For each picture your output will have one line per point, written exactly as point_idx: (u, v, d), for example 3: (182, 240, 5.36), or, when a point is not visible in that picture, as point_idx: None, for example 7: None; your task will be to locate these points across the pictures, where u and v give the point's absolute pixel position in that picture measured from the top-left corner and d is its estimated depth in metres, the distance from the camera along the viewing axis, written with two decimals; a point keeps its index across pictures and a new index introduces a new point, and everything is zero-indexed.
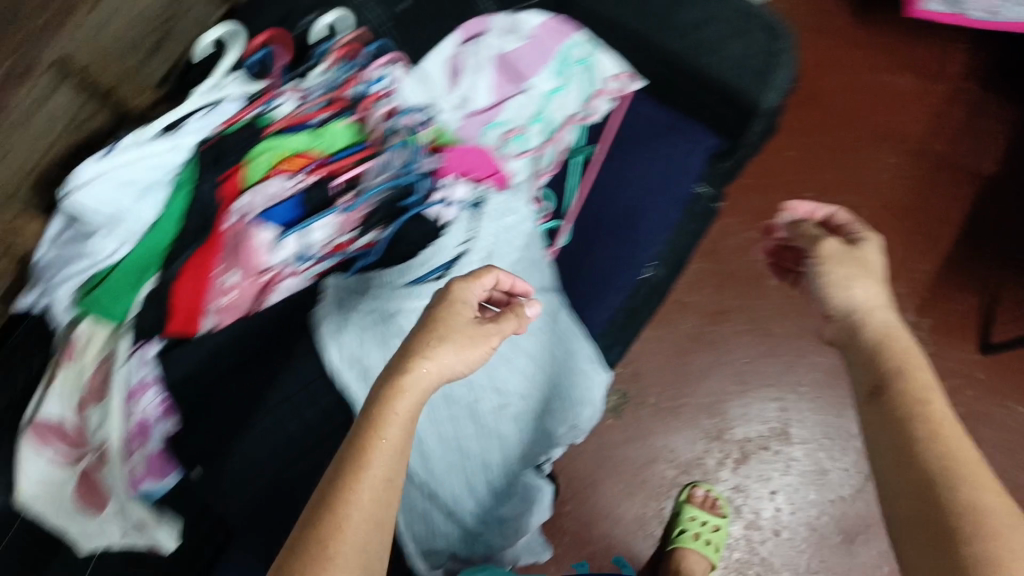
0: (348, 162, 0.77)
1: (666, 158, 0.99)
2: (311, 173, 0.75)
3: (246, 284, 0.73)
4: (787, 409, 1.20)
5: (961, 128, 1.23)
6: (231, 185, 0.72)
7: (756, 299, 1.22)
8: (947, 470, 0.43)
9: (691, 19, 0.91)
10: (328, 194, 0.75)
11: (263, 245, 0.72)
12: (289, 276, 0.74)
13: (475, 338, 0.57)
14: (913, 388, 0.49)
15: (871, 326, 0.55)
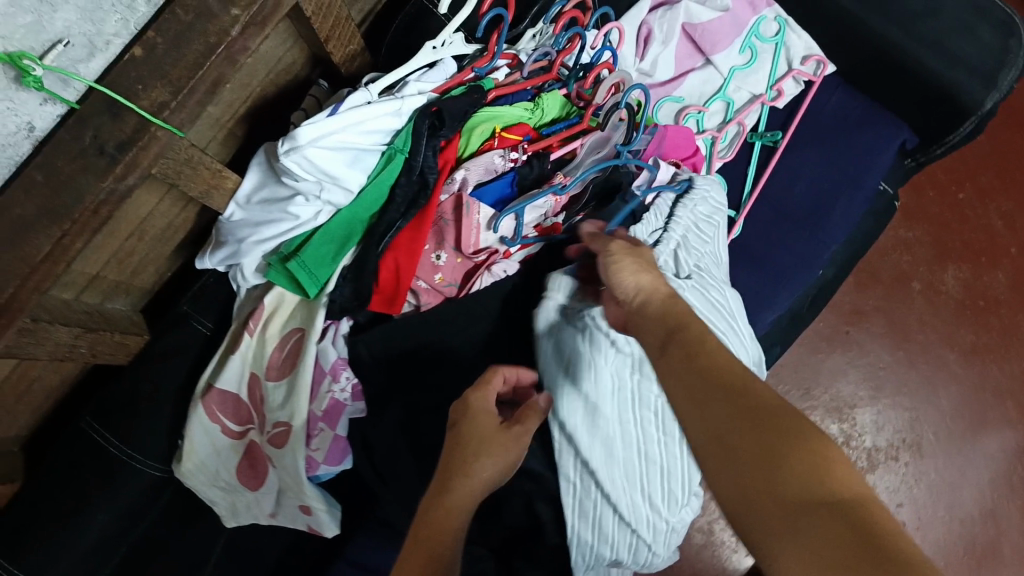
0: (564, 137, 0.71)
1: (856, 155, 0.93)
2: (527, 149, 0.68)
3: (453, 264, 0.67)
4: (917, 420, 1.14)
5: None
6: (449, 154, 0.67)
7: (899, 304, 1.17)
8: (795, 436, 0.37)
9: (918, 7, 0.83)
10: (546, 169, 0.69)
11: (480, 223, 0.66)
12: (499, 263, 0.67)
13: (513, 440, 0.51)
14: (717, 370, 0.42)
15: (658, 313, 0.48)
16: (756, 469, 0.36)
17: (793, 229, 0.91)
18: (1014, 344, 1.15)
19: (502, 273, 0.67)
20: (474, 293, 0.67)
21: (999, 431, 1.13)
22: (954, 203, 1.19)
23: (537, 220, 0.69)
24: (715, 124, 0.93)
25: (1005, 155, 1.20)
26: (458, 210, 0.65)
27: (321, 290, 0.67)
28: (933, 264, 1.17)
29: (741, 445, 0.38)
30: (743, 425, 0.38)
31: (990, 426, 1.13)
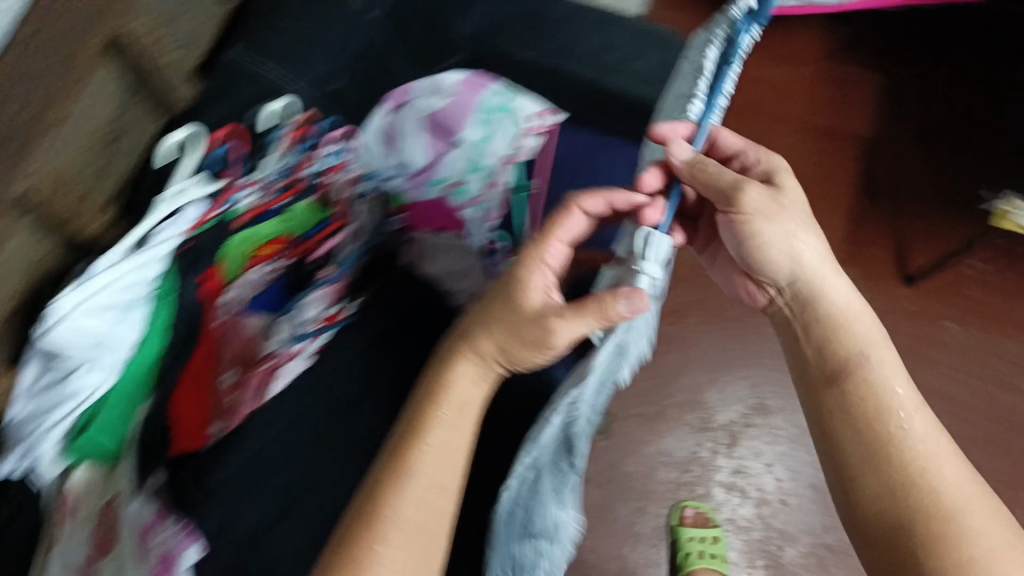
0: (322, 238, 0.79)
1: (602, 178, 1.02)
2: (287, 257, 0.77)
3: (248, 377, 0.73)
4: (755, 385, 1.27)
5: (830, 100, 1.38)
6: (213, 283, 0.71)
7: (704, 293, 1.32)
8: (873, 467, 0.59)
9: (595, 46, 0.99)
10: (309, 270, 0.78)
11: (257, 333, 0.74)
12: (287, 362, 0.75)
13: (529, 334, 0.63)
14: (867, 398, 0.61)
15: (849, 336, 0.64)
16: (870, 477, 0.59)
17: None
18: None
19: (291, 373, 0.76)
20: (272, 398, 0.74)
21: None
22: None
23: (315, 316, 0.77)
24: None
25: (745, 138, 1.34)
26: (236, 327, 0.73)
27: (126, 445, 0.70)
28: None
29: (866, 464, 0.60)
30: (866, 447, 0.60)
31: None
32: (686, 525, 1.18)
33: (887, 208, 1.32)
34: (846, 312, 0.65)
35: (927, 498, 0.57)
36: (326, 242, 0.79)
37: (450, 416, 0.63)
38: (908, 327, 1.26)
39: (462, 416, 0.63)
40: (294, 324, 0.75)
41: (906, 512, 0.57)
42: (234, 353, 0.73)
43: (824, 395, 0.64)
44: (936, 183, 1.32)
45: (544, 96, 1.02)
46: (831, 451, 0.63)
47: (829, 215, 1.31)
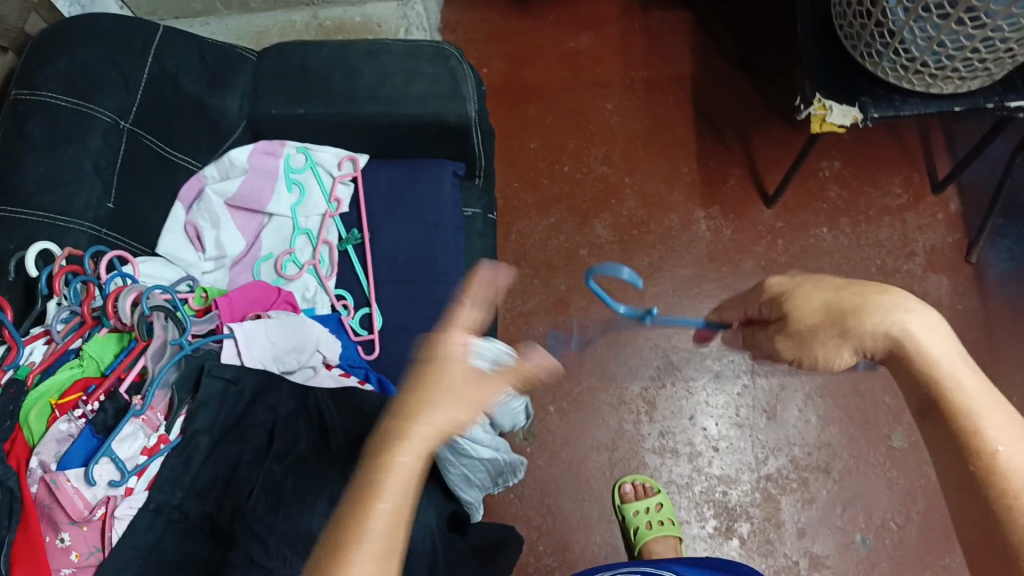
0: (125, 367, 0.78)
1: (421, 204, 1.05)
2: (91, 400, 0.76)
3: (81, 530, 0.71)
4: (659, 344, 1.25)
5: (644, 53, 1.39)
6: (19, 451, 0.72)
7: (583, 271, 1.30)
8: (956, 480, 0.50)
9: (371, 81, 1.00)
10: (122, 402, 0.76)
11: (77, 485, 0.71)
12: (121, 505, 0.72)
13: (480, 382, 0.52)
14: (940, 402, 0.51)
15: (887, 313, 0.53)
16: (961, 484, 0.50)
17: (417, 289, 1.02)
18: (682, 241, 1.30)
19: (130, 511, 0.72)
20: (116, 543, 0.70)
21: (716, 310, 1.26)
22: (564, 176, 1.34)
23: (140, 446, 0.75)
24: (309, 253, 1.03)
25: (573, 113, 1.37)
26: (55, 485, 0.70)
27: None
28: (582, 226, 1.32)
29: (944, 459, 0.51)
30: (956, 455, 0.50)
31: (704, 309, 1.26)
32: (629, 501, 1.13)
33: (727, 136, 1.33)
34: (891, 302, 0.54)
35: (1010, 503, 0.47)
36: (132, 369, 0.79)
37: (383, 526, 0.46)
38: (782, 243, 1.28)
39: (421, 463, 0.49)
40: (115, 464, 0.73)
41: (983, 515, 0.48)
42: (58, 513, 0.70)
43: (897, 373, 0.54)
44: (764, 101, 1.35)
45: (337, 146, 1.07)
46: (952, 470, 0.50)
47: (677, 160, 1.33)
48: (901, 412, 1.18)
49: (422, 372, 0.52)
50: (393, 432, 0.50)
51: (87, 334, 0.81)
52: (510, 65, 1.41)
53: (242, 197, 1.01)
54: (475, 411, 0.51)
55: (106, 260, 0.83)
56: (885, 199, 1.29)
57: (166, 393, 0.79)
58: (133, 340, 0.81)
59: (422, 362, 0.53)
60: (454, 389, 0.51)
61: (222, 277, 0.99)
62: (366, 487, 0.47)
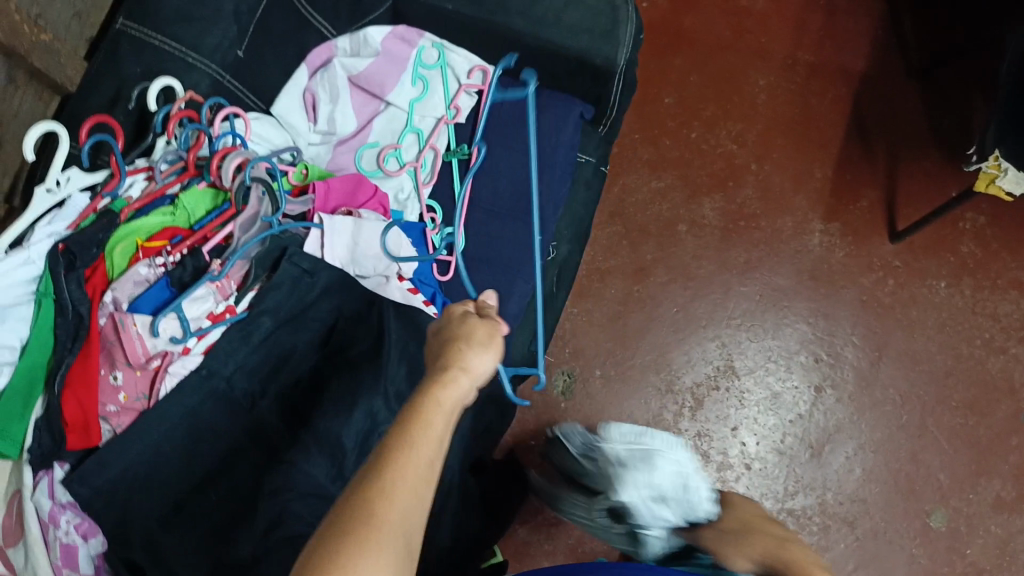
0: (210, 231, 0.80)
1: (539, 137, 1.01)
2: (173, 252, 0.77)
3: (135, 374, 0.74)
4: (727, 344, 1.20)
5: (818, 36, 1.27)
6: (97, 280, 0.75)
7: (675, 246, 1.23)
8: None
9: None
10: (200, 263, 0.78)
11: (142, 332, 0.73)
12: (175, 363, 0.75)
13: (497, 334, 0.55)
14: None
15: None
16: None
17: (509, 225, 1.00)
18: (788, 248, 1.22)
19: (182, 370, 0.75)
20: (161, 398, 0.74)
21: (796, 330, 1.20)
22: (690, 144, 1.25)
23: (207, 310, 0.77)
24: (413, 154, 1.00)
25: (721, 80, 1.27)
26: (121, 325, 0.73)
27: (22, 447, 0.72)
28: (690, 200, 1.24)
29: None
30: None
31: (784, 325, 1.20)
32: None
33: (874, 154, 1.22)
34: None
35: None
36: (218, 232, 0.80)
37: (425, 457, 0.47)
38: (891, 285, 1.19)
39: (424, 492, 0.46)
40: (179, 321, 0.75)
41: None
42: (118, 352, 0.74)
43: None
44: (929, 129, 1.22)
45: (472, 51, 1.01)
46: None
47: (812, 163, 1.23)
48: (948, 492, 1.13)
49: (433, 384, 0.50)
50: (400, 436, 0.47)
51: (187, 184, 0.82)
52: (672, 6, 1.29)
53: (366, 79, 0.98)
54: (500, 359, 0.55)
55: (224, 115, 0.82)
56: (1016, 273, 1.18)
57: (243, 264, 0.79)
58: (226, 203, 0.81)
59: (432, 374, 0.51)
60: (481, 327, 0.54)
61: (325, 152, 0.97)
62: (388, 453, 0.46)
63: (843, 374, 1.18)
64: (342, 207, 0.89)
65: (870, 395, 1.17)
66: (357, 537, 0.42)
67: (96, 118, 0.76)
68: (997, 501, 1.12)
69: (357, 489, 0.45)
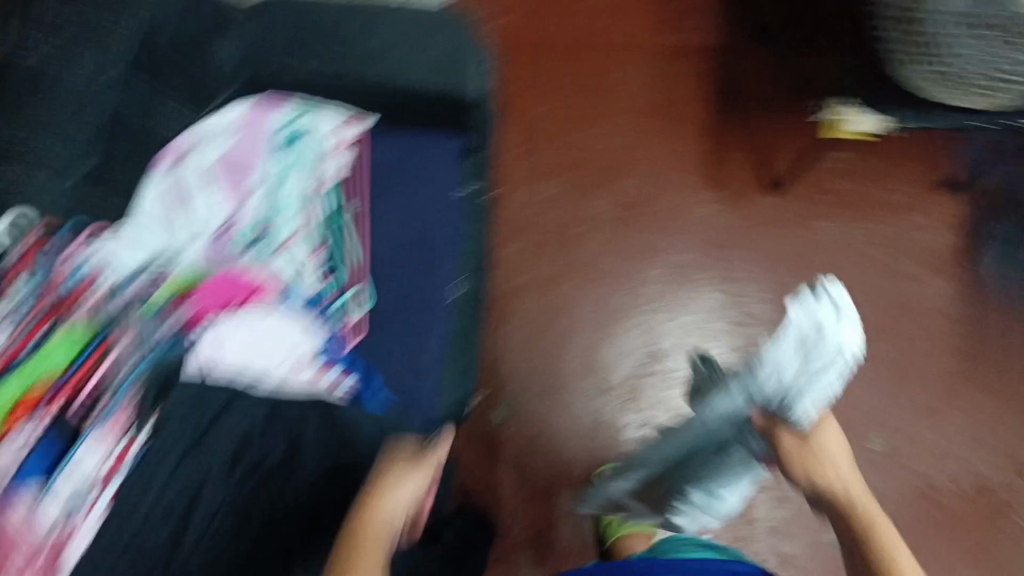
0: (80, 381, 0.81)
1: (419, 179, 0.94)
2: (48, 410, 0.80)
3: (31, 559, 0.76)
4: (650, 331, 1.23)
5: (662, 19, 1.32)
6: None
7: (576, 250, 1.24)
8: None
9: (376, 47, 0.96)
10: (74, 417, 0.80)
11: (35, 495, 0.77)
12: (80, 523, 0.78)
13: (404, 468, 0.85)
14: (883, 543, 0.76)
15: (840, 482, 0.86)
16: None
17: (408, 281, 0.92)
18: (682, 224, 1.26)
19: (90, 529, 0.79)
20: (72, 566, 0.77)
21: (708, 300, 1.24)
22: (568, 147, 1.27)
23: (97, 461, 0.80)
24: (297, 225, 0.92)
25: (582, 79, 1.30)
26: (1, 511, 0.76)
27: None
28: (581, 200, 1.26)
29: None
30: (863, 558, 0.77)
31: (697, 295, 1.24)
32: None
33: (737, 119, 1.28)
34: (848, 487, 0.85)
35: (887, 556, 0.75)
36: (91, 377, 0.82)
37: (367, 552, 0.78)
38: (783, 236, 1.25)
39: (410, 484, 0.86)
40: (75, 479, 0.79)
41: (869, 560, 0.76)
42: (11, 534, 0.76)
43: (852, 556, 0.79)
44: (781, 84, 1.29)
45: (343, 104, 0.95)
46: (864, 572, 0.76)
47: (683, 139, 1.28)
48: (882, 415, 1.19)
49: (370, 495, 0.83)
50: (355, 524, 0.81)
51: (42, 335, 0.82)
52: (520, 19, 1.31)
53: (229, 161, 0.92)
54: (413, 476, 0.86)
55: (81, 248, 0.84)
56: (891, 197, 1.25)
57: (127, 403, 0.82)
58: (94, 343, 0.82)
59: (365, 492, 0.84)
60: (399, 466, 0.86)
61: (199, 246, 0.89)
62: (348, 543, 0.79)
63: (762, 331, 1.23)
64: (224, 313, 0.86)
65: None
66: None
67: None
68: (926, 408, 1.19)
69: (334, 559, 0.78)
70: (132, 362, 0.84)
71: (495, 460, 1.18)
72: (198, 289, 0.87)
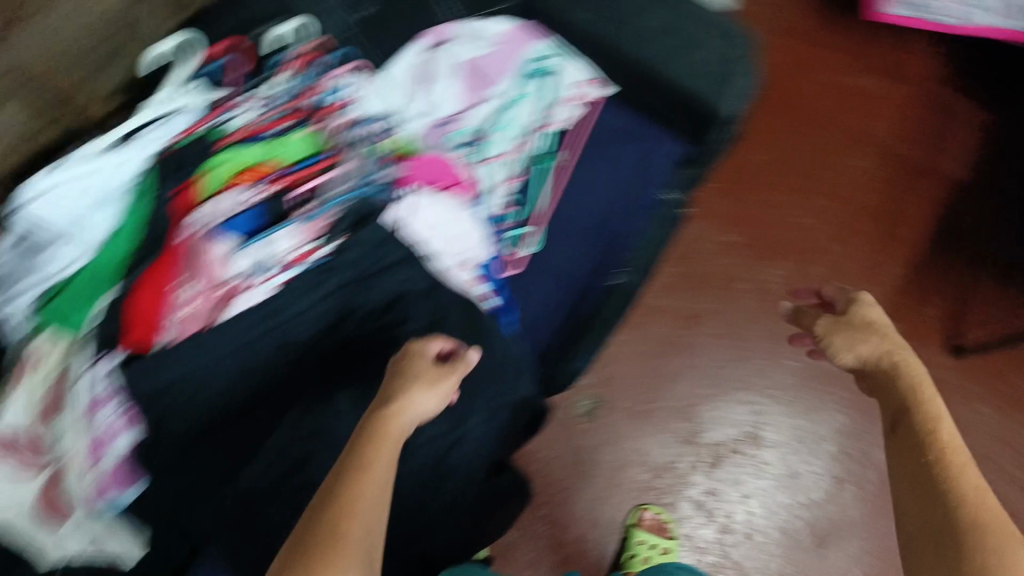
0: (298, 178, 0.80)
1: (633, 167, 1.00)
2: (270, 183, 0.78)
3: (207, 293, 0.75)
4: (758, 413, 1.21)
5: (921, 129, 1.28)
6: (187, 197, 0.77)
7: (729, 302, 1.22)
8: (922, 541, 0.56)
9: (651, 28, 0.93)
10: (283, 203, 0.77)
11: (217, 255, 0.75)
12: (255, 284, 0.75)
13: (437, 375, 0.65)
14: (927, 407, 0.62)
15: (908, 379, 0.66)
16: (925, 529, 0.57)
17: (579, 244, 1.00)
18: None
19: (249, 300, 0.75)
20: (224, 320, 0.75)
21: (831, 419, 1.20)
22: (773, 205, 1.24)
23: (287, 251, 0.77)
24: (506, 147, 0.98)
25: (820, 148, 1.27)
26: (202, 243, 0.75)
27: (85, 327, 0.75)
28: (757, 262, 1.22)
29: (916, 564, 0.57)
30: (909, 414, 0.63)
31: (823, 410, 1.20)
32: (641, 527, 1.15)
33: (952, 265, 1.21)
34: (914, 388, 0.65)
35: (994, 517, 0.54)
36: (311, 178, 0.80)
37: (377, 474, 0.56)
38: None
39: (424, 357, 0.67)
40: (265, 251, 0.76)
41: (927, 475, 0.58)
42: (200, 266, 0.75)
43: (901, 465, 0.61)
44: (1011, 253, 1.21)
45: (591, 63, 1.00)
46: (910, 416, 0.63)
47: (885, 254, 1.23)
48: None
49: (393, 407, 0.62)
50: (361, 441, 0.59)
51: (289, 126, 0.83)
52: (785, 66, 1.31)
53: (478, 65, 0.97)
54: (445, 394, 0.65)
55: (341, 73, 0.89)
56: None
57: (333, 213, 0.79)
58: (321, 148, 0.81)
59: (382, 406, 0.63)
60: (433, 375, 0.65)
61: (421, 125, 0.94)
62: (360, 449, 0.58)
63: (869, 474, 1.18)
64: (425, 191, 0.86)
65: (887, 500, 1.18)
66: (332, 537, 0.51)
67: (229, 42, 0.93)
68: None
69: (371, 419, 0.61)
70: (349, 184, 0.81)
71: (555, 446, 1.20)
72: (415, 156, 0.86)
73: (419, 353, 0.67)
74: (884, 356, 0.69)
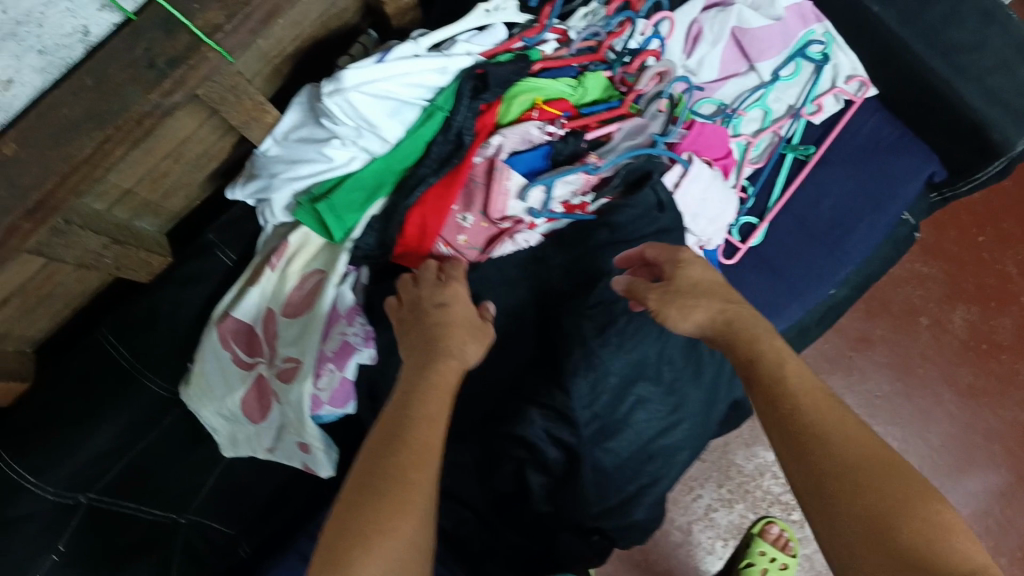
0: (591, 124, 0.71)
1: (881, 180, 0.94)
2: (565, 126, 0.70)
3: (484, 225, 0.69)
4: (906, 452, 1.13)
5: None
6: (488, 119, 0.68)
7: (908, 336, 1.16)
8: (824, 493, 0.48)
9: (965, 39, 0.84)
10: (580, 147, 0.70)
11: (512, 190, 0.67)
12: (533, 227, 0.69)
13: (480, 326, 0.60)
14: (787, 364, 0.54)
15: (753, 328, 0.56)
16: (815, 494, 0.48)
17: (807, 245, 0.93)
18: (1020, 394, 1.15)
19: (525, 244, 0.69)
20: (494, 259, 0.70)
21: (987, 479, 1.12)
22: (977, 248, 1.18)
23: (565, 197, 0.70)
24: (751, 131, 0.92)
25: None
26: (497, 172, 0.66)
27: (345, 235, 0.69)
28: (945, 301, 1.17)
29: (826, 528, 0.47)
30: (771, 371, 0.53)
31: (980, 468, 1.13)
32: (764, 538, 1.10)
33: None
34: (779, 352, 0.54)
35: (885, 478, 0.47)
36: (606, 125, 0.71)
37: (424, 441, 0.51)
38: None
39: (465, 301, 0.61)
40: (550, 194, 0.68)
41: (809, 436, 0.50)
42: (483, 196, 0.68)
43: (771, 425, 0.52)
44: None
45: (861, 60, 0.92)
46: (769, 374, 0.53)
47: None
48: None
49: (434, 359, 0.56)
50: (410, 399, 0.54)
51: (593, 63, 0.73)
52: None
53: (749, 36, 0.89)
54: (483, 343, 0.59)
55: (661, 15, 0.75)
56: None
57: (618, 169, 0.70)
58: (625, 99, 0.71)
59: (424, 354, 0.57)
60: (468, 319, 0.59)
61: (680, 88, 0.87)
62: (403, 406, 0.53)
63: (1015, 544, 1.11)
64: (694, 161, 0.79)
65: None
66: (375, 511, 0.47)
67: None
68: None
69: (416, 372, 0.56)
70: (644, 141, 0.71)
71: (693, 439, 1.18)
72: (697, 124, 0.77)
73: (460, 296, 0.61)
74: (706, 310, 0.57)
